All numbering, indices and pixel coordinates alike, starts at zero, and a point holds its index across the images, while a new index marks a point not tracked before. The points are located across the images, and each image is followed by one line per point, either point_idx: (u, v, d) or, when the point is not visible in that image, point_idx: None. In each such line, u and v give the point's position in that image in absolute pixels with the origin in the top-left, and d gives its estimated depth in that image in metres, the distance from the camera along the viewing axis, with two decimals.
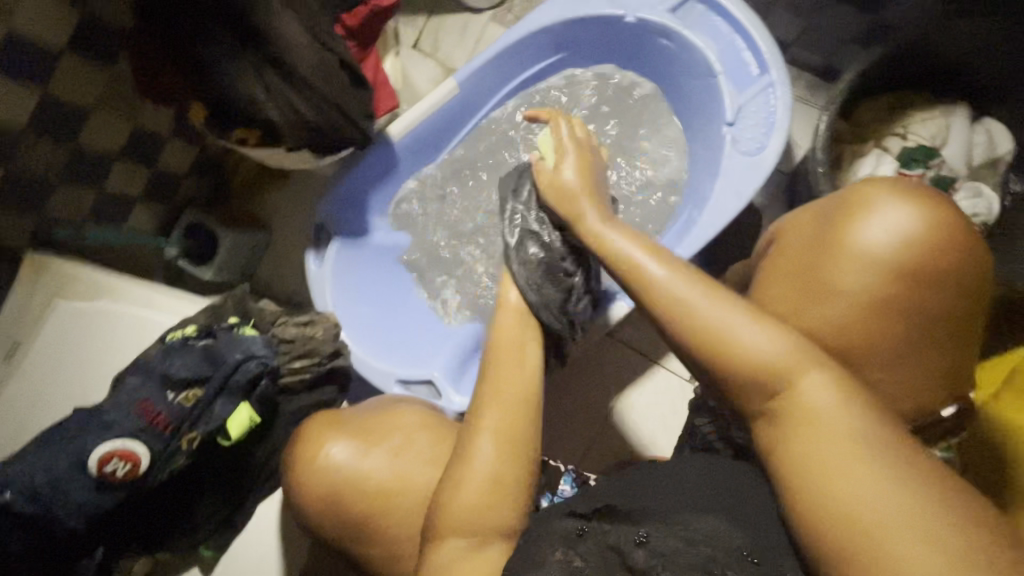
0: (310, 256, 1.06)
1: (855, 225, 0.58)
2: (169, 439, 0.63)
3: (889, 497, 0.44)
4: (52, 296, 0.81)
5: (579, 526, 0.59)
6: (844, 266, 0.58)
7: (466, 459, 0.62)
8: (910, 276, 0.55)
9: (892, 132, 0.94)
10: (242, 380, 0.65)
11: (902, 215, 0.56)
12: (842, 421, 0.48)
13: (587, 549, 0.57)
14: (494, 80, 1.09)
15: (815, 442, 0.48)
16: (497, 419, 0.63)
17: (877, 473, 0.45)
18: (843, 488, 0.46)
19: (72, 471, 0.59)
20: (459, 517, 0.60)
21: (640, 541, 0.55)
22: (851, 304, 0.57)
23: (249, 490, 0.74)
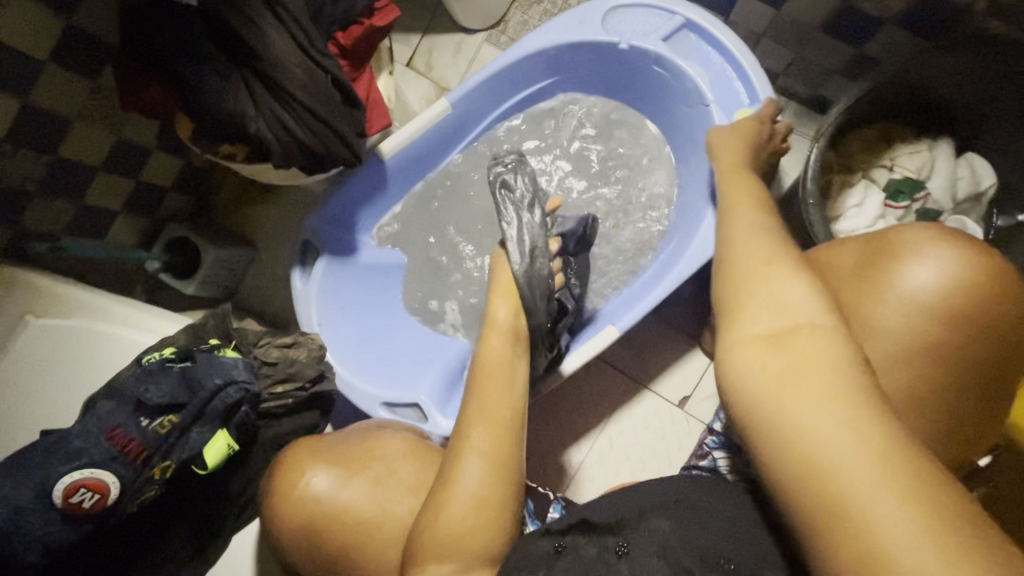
0: (296, 274, 1.04)
1: (893, 269, 0.57)
2: (141, 468, 0.60)
3: (861, 450, 0.40)
4: (23, 312, 0.78)
5: (557, 544, 0.61)
6: (884, 309, 0.57)
7: (449, 495, 0.60)
8: (953, 323, 0.55)
9: (879, 164, 0.96)
10: (221, 407, 0.63)
11: (945, 262, 0.56)
12: (835, 367, 0.43)
13: (566, 564, 0.59)
14: (487, 102, 1.10)
15: (801, 382, 0.44)
16: (483, 450, 0.62)
17: (857, 423, 0.41)
18: (817, 435, 0.41)
19: (34, 502, 0.56)
20: (443, 535, 0.59)
21: (621, 552, 0.57)
22: (888, 348, 0.56)
23: (221, 523, 0.70)
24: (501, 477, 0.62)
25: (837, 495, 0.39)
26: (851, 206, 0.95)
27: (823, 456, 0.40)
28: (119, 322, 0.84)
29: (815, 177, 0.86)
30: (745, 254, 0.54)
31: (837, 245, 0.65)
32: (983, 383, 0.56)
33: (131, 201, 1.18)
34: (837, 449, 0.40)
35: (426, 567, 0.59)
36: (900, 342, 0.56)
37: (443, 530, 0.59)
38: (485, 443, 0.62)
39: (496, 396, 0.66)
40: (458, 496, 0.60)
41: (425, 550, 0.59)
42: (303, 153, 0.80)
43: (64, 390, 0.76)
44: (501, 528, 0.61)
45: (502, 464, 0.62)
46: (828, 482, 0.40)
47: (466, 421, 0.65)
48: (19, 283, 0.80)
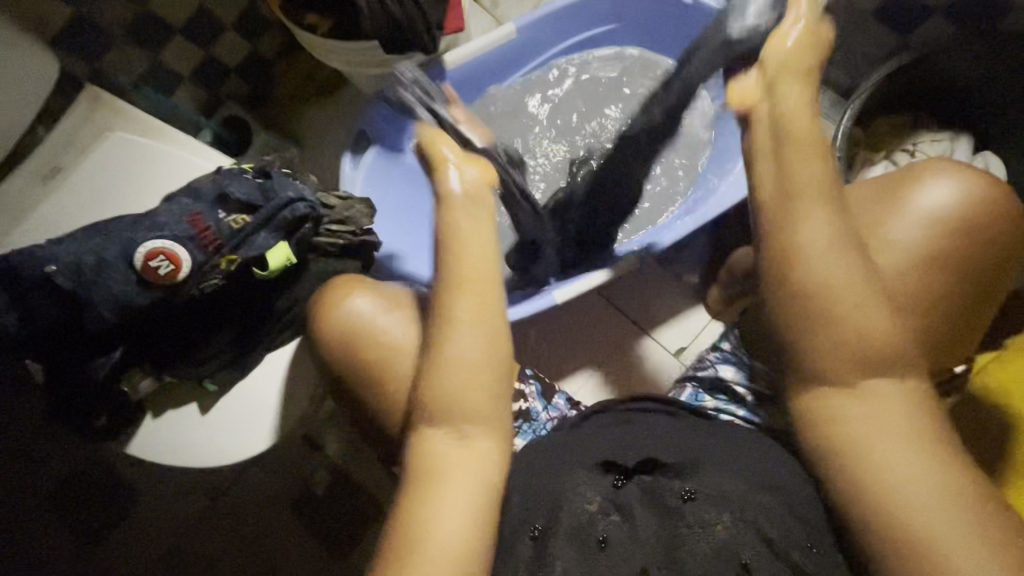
0: (346, 157, 1.09)
1: (920, 191, 0.66)
2: (211, 255, 0.66)
3: (918, 492, 0.53)
4: (107, 126, 0.84)
5: (616, 481, 0.66)
6: (906, 221, 0.65)
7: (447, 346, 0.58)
8: (956, 231, 0.64)
9: (903, 148, 1.02)
10: (290, 218, 0.68)
11: (951, 185, 0.65)
12: (891, 410, 0.56)
13: (628, 500, 0.64)
14: (551, 36, 1.17)
15: (871, 439, 0.55)
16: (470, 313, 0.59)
17: (916, 471, 0.54)
18: (892, 486, 0.54)
19: (119, 259, 0.63)
20: (450, 389, 0.58)
21: (685, 496, 0.63)
22: (908, 260, 0.64)
23: (260, 338, 0.77)
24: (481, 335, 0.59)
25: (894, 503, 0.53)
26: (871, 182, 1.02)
27: (886, 476, 0.54)
28: (186, 151, 0.86)
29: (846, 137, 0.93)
30: (808, 233, 0.57)
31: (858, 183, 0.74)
32: (973, 292, 0.67)
33: (200, 71, 1.24)
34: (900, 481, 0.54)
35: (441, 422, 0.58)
36: (916, 249, 0.65)
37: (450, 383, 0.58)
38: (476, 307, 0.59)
39: (478, 246, 0.61)
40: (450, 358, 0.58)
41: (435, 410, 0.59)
42: (390, 28, 0.87)
43: (132, 200, 0.83)
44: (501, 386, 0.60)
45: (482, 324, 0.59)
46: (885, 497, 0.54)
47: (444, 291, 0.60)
48: (101, 100, 0.86)
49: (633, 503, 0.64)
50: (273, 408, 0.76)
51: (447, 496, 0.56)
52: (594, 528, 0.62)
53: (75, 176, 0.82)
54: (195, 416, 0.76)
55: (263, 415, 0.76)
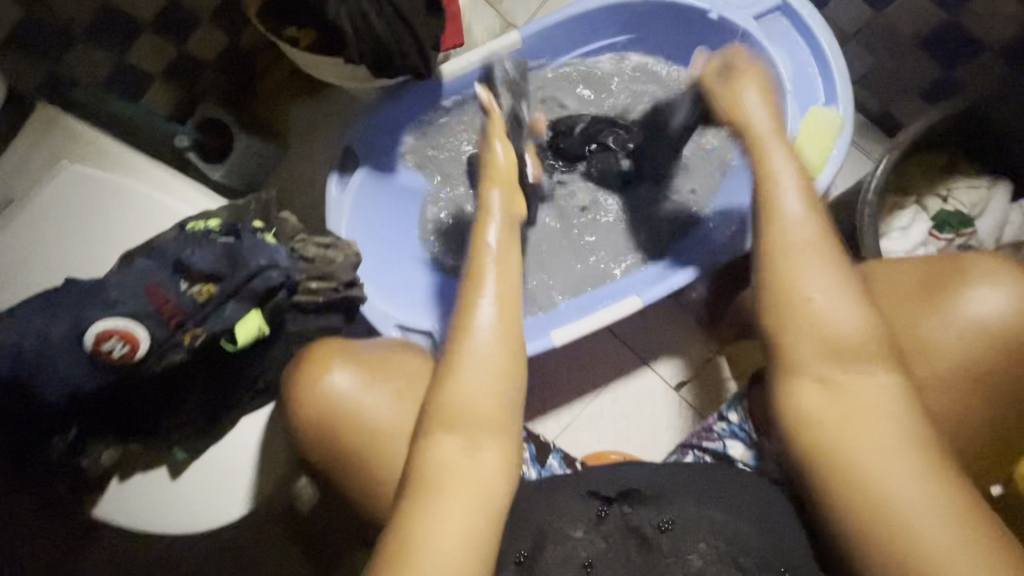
0: (333, 178, 0.98)
1: (959, 300, 0.61)
2: (172, 331, 0.59)
3: (917, 486, 0.51)
4: (62, 155, 0.75)
5: (600, 509, 0.64)
6: (943, 325, 0.61)
7: (453, 373, 0.55)
8: (1002, 347, 0.59)
9: (934, 192, 0.96)
10: (261, 287, 0.62)
11: (1003, 296, 0.59)
12: (887, 409, 0.54)
13: (609, 529, 0.63)
14: (560, 45, 1.04)
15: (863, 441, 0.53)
16: (487, 346, 0.55)
17: (912, 466, 0.52)
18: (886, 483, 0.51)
19: (66, 341, 0.56)
20: (455, 404, 0.54)
21: (662, 528, 0.62)
22: (941, 371, 0.61)
23: (233, 402, 0.71)
24: (485, 365, 0.55)
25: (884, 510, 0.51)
26: (896, 228, 0.96)
27: (872, 479, 0.52)
28: (153, 185, 0.77)
29: (879, 189, 0.85)
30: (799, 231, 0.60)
31: (896, 264, 0.69)
32: (1010, 400, 0.61)
33: (172, 68, 1.13)
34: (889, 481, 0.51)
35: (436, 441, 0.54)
36: (955, 360, 0.61)
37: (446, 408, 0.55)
38: (493, 335, 0.56)
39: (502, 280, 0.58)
40: (448, 398, 0.55)
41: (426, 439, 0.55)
42: (376, 52, 0.76)
43: (91, 241, 0.74)
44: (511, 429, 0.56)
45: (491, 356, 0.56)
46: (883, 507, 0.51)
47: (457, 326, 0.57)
48: (57, 124, 0.77)
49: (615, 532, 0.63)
50: (247, 475, 0.71)
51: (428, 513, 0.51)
52: (576, 556, 0.61)
53: (25, 213, 0.73)
54: (164, 482, 0.71)
55: (236, 482, 0.71)
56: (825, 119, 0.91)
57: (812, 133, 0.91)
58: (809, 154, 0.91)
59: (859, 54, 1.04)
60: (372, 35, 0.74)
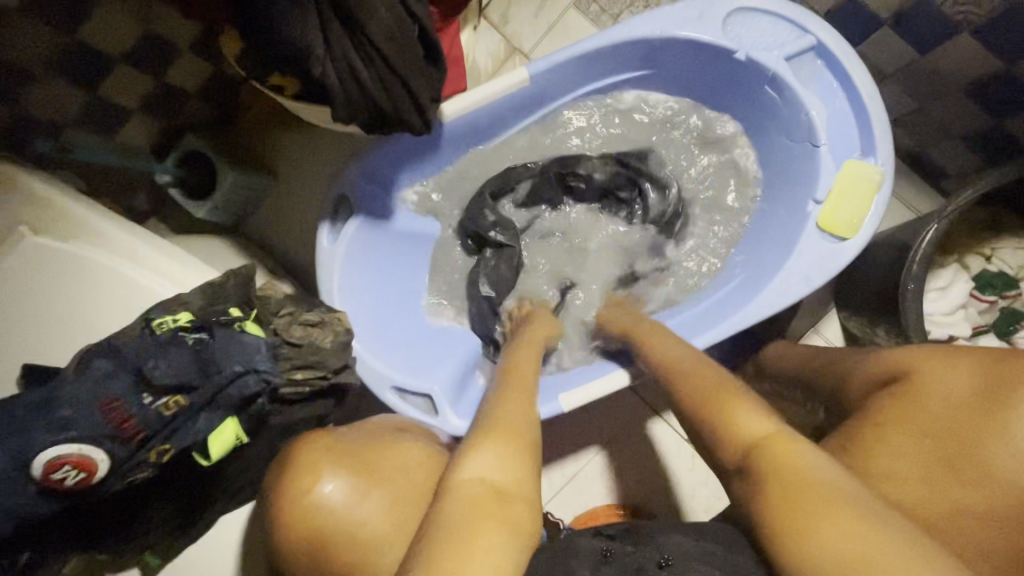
0: (324, 229, 0.92)
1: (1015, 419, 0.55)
2: (135, 449, 0.52)
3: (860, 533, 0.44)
4: (21, 223, 0.68)
5: (605, 550, 0.59)
6: (1001, 449, 0.55)
7: (482, 440, 0.58)
8: None
9: (977, 250, 0.88)
10: (238, 395, 0.55)
11: None
12: (845, 487, 0.49)
13: (613, 566, 0.57)
14: (569, 83, 0.97)
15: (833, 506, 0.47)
16: (512, 424, 0.61)
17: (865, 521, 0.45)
18: (836, 528, 0.45)
19: (7, 470, 0.48)
20: (467, 478, 0.54)
21: (662, 564, 0.55)
22: (1004, 503, 0.55)
23: (210, 503, 0.64)
24: (507, 437, 0.59)
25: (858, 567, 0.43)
26: (935, 287, 0.89)
27: (847, 547, 0.44)
28: (125, 255, 0.70)
29: (925, 260, 0.77)
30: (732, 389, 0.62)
31: (949, 358, 0.62)
32: None
33: (151, 100, 1.05)
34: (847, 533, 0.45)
35: (463, 483, 0.53)
36: (1017, 487, 0.55)
37: (469, 464, 0.55)
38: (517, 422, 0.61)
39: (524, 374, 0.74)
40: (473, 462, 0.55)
41: (450, 490, 0.53)
42: (370, 109, 0.69)
43: (55, 321, 0.67)
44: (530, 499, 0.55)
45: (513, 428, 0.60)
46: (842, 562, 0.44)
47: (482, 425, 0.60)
48: (17, 186, 0.69)
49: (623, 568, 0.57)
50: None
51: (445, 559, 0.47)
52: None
53: None
54: None
55: None
56: (864, 175, 0.83)
57: (848, 189, 0.83)
58: (842, 212, 0.83)
59: (896, 93, 0.95)
60: (365, 92, 0.67)
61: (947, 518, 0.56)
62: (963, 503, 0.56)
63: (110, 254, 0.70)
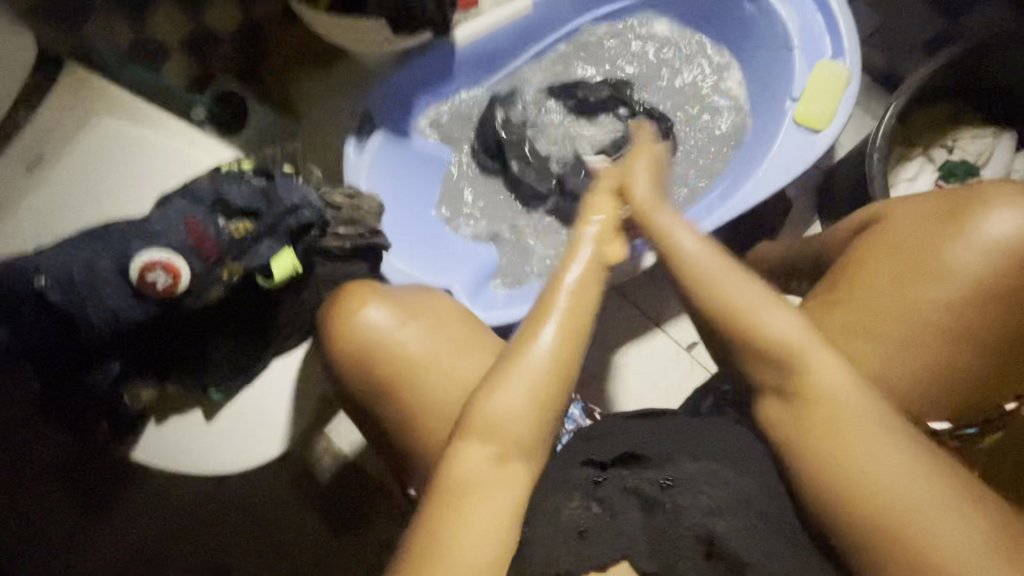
0: (351, 141, 1.01)
1: (976, 221, 0.62)
2: (211, 266, 0.62)
3: (894, 479, 0.52)
4: (93, 113, 0.78)
5: (596, 475, 0.62)
6: (959, 249, 0.62)
7: (506, 380, 0.59)
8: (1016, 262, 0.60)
9: (941, 143, 0.98)
10: (295, 225, 0.64)
11: (1016, 215, 0.60)
12: (866, 410, 0.55)
13: (607, 493, 0.60)
14: (568, 10, 1.08)
15: (847, 453, 0.54)
16: (543, 364, 0.60)
17: (878, 445, 0.53)
18: (857, 469, 0.53)
19: (111, 272, 0.58)
20: (496, 415, 0.58)
21: (665, 484, 0.59)
22: (963, 290, 0.61)
23: (267, 344, 0.73)
24: (523, 382, 0.59)
25: (895, 512, 0.51)
26: (903, 179, 0.99)
27: (882, 511, 0.51)
28: (180, 138, 0.79)
29: (887, 135, 0.86)
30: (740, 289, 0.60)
31: (913, 201, 0.69)
32: None
33: (189, 43, 1.15)
34: (893, 480, 0.52)
35: (467, 448, 0.57)
36: (966, 282, 0.61)
37: (492, 404, 0.58)
38: (551, 353, 0.60)
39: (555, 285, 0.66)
40: (495, 404, 0.58)
41: (465, 439, 0.58)
42: (399, 8, 0.79)
43: (127, 197, 0.77)
44: (540, 448, 0.59)
45: (569, 330, 0.62)
46: (874, 497, 0.52)
47: (536, 319, 0.63)
48: (87, 83, 0.79)
49: (614, 494, 0.59)
50: (282, 413, 0.74)
51: (437, 510, 0.54)
52: (570, 523, 0.57)
53: (62, 168, 0.76)
54: (199, 424, 0.73)
55: (270, 421, 0.74)
56: (833, 72, 0.93)
57: (821, 86, 0.93)
58: (817, 107, 0.93)
59: (862, 12, 1.06)
60: None
61: (888, 321, 0.64)
62: (909, 300, 0.63)
63: (166, 138, 0.79)
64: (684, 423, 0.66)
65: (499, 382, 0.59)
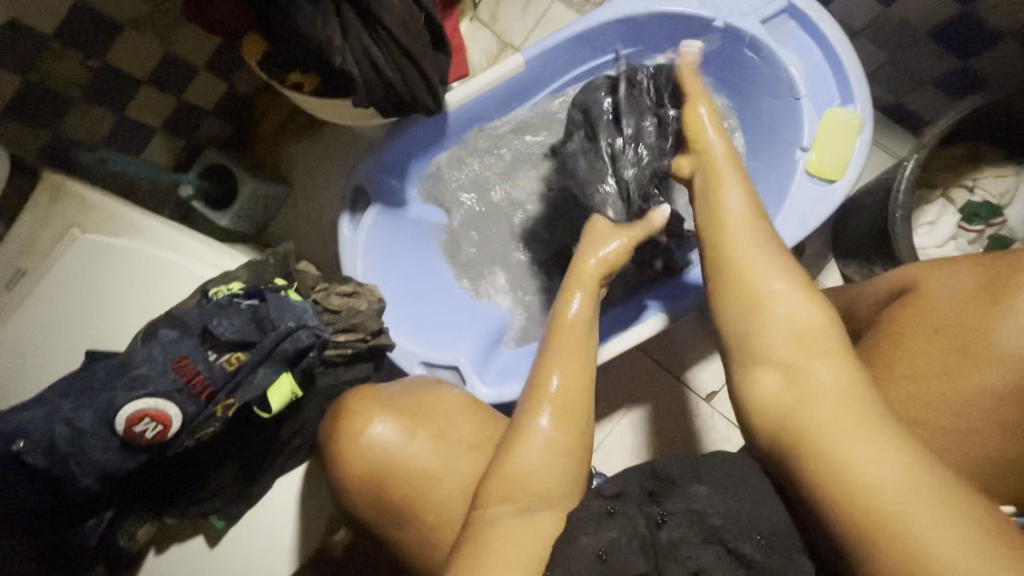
0: (345, 220, 0.98)
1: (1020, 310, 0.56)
2: (204, 404, 0.57)
3: (891, 470, 0.44)
4: (76, 224, 0.73)
5: (607, 505, 0.57)
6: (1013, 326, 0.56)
7: (521, 443, 0.59)
8: None
9: (961, 183, 0.94)
10: (291, 349, 0.60)
11: None
12: (855, 396, 0.48)
13: (618, 524, 0.55)
14: (561, 66, 1.04)
15: (851, 448, 0.45)
16: (548, 442, 0.59)
17: (872, 439, 0.45)
18: (843, 453, 0.46)
19: (96, 425, 0.54)
20: (515, 475, 0.58)
21: (660, 521, 0.54)
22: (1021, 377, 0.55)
23: (269, 463, 0.69)
24: (533, 446, 0.59)
25: (869, 500, 0.43)
26: (923, 223, 0.94)
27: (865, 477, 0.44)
28: (167, 246, 0.76)
29: (908, 191, 0.84)
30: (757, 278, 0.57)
31: (952, 265, 0.65)
32: None
33: (172, 119, 1.12)
34: (858, 447, 0.45)
35: (490, 509, 0.57)
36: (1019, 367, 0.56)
37: (517, 459, 0.58)
38: (556, 424, 0.59)
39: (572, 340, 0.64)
40: (512, 465, 0.58)
41: (484, 497, 0.58)
42: (387, 96, 0.75)
43: (114, 311, 0.73)
44: (556, 499, 0.58)
45: (570, 394, 0.61)
46: (832, 469, 0.46)
47: (535, 399, 0.61)
48: (67, 192, 0.75)
49: (626, 528, 0.54)
50: (289, 536, 0.69)
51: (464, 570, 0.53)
52: (585, 549, 0.53)
53: (40, 288, 0.71)
54: (203, 550, 0.68)
55: (277, 544, 0.69)
56: (845, 119, 0.88)
57: (831, 134, 0.89)
58: (830, 156, 0.89)
59: (867, 47, 1.02)
60: (379, 76, 0.73)
61: (937, 408, 0.58)
62: (958, 386, 0.58)
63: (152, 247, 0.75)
64: None
65: (515, 441, 0.60)
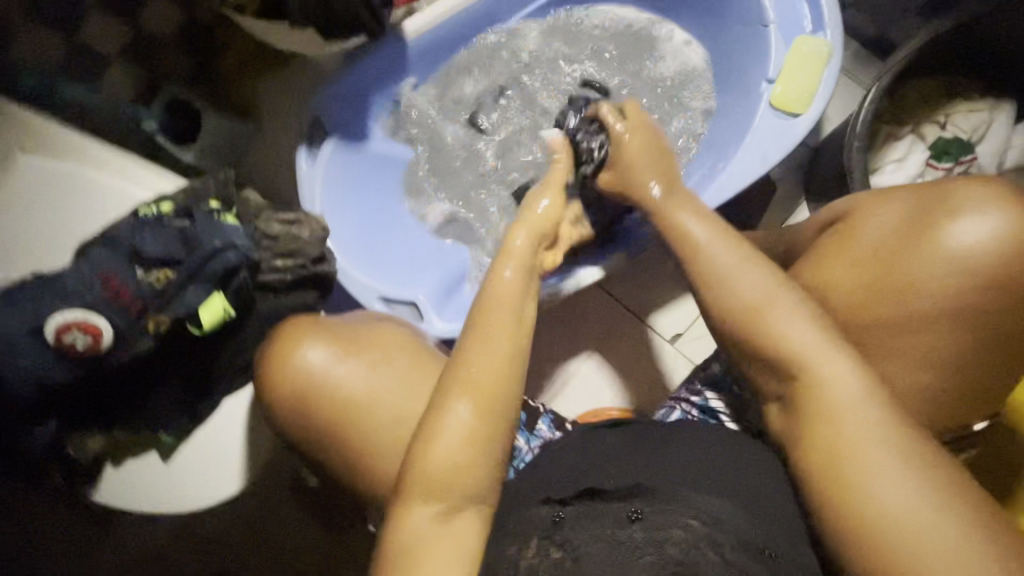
0: (302, 152, 0.94)
1: (947, 227, 0.60)
2: (134, 319, 0.60)
3: (911, 499, 0.50)
4: (11, 147, 0.72)
5: (556, 514, 0.58)
6: (931, 260, 0.60)
7: (443, 434, 0.55)
8: (981, 277, 0.58)
9: (932, 119, 0.91)
10: (219, 269, 0.63)
11: (986, 222, 0.58)
12: (869, 409, 0.54)
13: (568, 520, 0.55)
14: None
15: (874, 495, 0.51)
16: (474, 416, 0.56)
17: (902, 482, 0.51)
18: (870, 497, 0.51)
19: (31, 333, 0.57)
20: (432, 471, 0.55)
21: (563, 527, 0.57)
22: (946, 311, 0.59)
23: (215, 381, 0.72)
24: (485, 382, 0.57)
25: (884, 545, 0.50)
26: (890, 161, 0.91)
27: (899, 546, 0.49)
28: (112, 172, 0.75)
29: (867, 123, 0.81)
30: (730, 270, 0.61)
31: (890, 198, 0.65)
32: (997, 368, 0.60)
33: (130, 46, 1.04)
34: (886, 490, 0.50)
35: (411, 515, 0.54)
36: (942, 293, 0.60)
37: (434, 454, 0.55)
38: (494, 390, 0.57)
39: (499, 309, 0.60)
40: (455, 411, 0.56)
41: (416, 458, 0.55)
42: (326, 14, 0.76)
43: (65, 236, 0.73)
44: (489, 458, 0.56)
45: (496, 372, 0.57)
46: (867, 533, 0.51)
47: (464, 362, 0.58)
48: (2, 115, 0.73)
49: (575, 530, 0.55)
50: (235, 453, 0.72)
51: None
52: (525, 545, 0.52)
53: None
54: (156, 465, 0.71)
55: (226, 459, 0.72)
56: (811, 48, 0.85)
57: (797, 64, 0.86)
58: (795, 87, 0.86)
59: None
60: None
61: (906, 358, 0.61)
62: (906, 309, 0.61)
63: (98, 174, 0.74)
64: (644, 445, 0.64)
65: (439, 415, 0.56)
